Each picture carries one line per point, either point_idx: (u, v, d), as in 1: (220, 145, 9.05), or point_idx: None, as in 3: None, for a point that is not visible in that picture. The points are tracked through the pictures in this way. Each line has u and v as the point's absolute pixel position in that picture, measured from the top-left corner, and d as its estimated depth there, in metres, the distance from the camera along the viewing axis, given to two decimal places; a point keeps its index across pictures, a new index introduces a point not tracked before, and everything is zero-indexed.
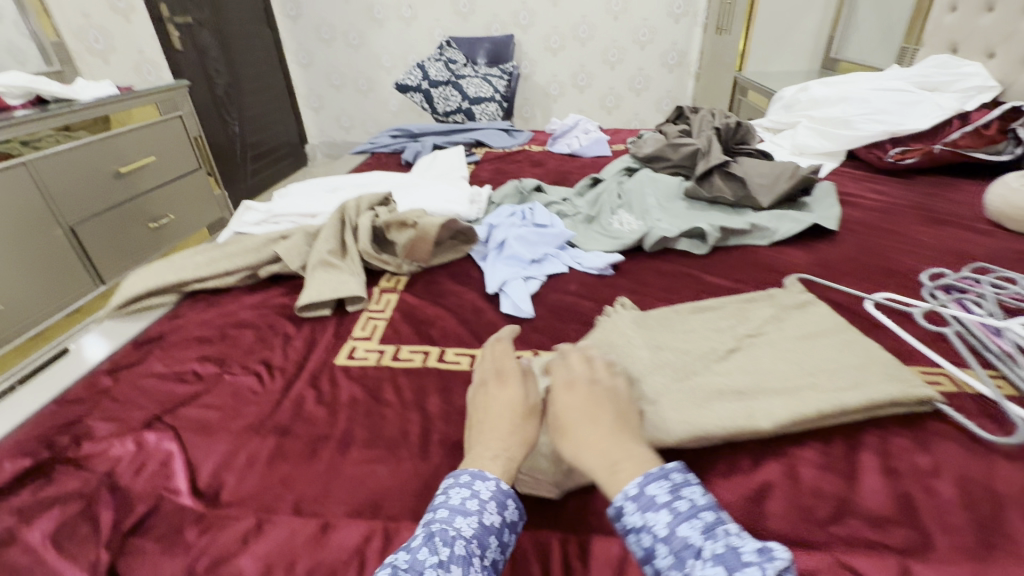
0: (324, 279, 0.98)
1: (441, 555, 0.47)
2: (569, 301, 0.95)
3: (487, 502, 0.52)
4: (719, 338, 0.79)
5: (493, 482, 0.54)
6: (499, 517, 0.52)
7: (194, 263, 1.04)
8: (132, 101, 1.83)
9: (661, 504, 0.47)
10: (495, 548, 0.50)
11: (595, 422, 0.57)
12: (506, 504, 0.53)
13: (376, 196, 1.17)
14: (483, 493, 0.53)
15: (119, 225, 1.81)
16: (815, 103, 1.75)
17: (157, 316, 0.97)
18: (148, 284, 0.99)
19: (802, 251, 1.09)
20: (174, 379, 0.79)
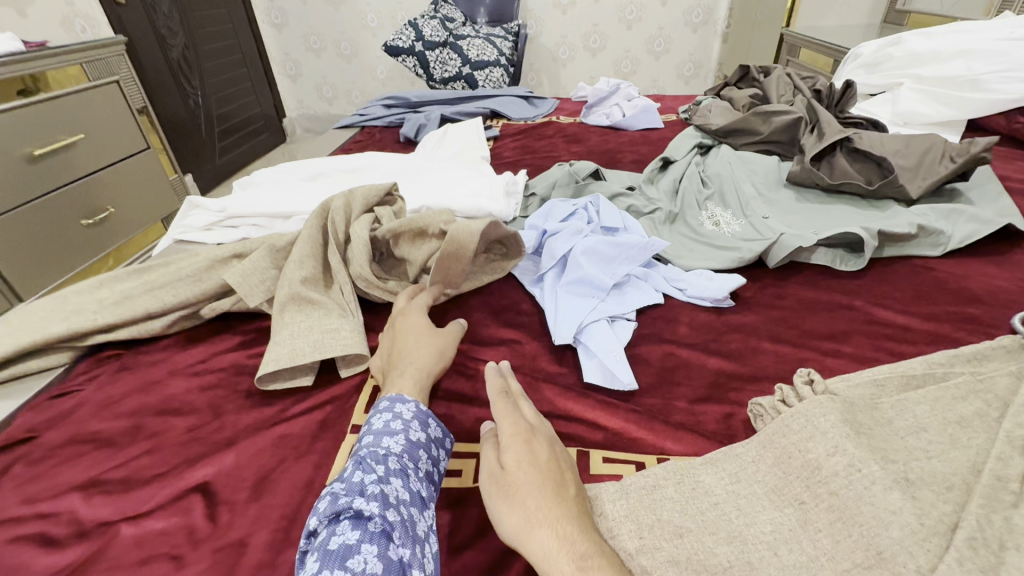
0: (299, 326, 0.62)
1: (379, 472, 0.43)
2: (683, 356, 0.62)
3: (411, 421, 0.49)
4: (981, 445, 0.46)
5: (413, 403, 0.52)
6: (425, 433, 0.49)
7: (96, 301, 0.67)
8: (48, 61, 1.42)
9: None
10: (427, 462, 0.48)
11: (557, 472, 0.44)
12: (427, 421, 0.51)
13: (378, 188, 0.82)
14: (405, 414, 0.50)
15: (40, 223, 1.42)
16: (917, 59, 1.39)
17: (38, 392, 0.62)
18: (21, 338, 0.63)
19: (994, 265, 0.76)
20: (36, 538, 0.45)
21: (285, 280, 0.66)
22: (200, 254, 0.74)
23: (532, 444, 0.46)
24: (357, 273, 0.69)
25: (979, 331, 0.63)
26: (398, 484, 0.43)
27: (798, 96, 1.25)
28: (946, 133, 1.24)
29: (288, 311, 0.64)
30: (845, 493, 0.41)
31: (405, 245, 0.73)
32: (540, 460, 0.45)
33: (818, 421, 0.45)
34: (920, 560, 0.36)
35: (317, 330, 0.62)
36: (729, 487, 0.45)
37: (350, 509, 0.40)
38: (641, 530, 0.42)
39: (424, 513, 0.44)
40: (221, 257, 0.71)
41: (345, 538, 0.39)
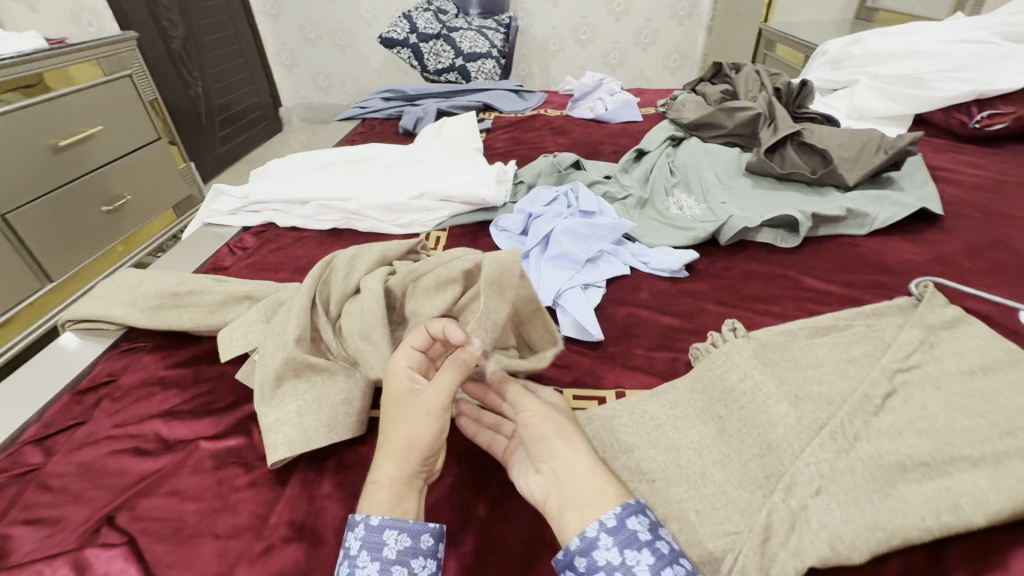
0: (305, 396, 0.57)
1: None
2: (644, 316, 0.76)
3: (358, 556, 0.42)
4: (862, 375, 0.60)
5: (360, 525, 0.43)
6: (375, 565, 0.41)
7: (137, 306, 0.72)
8: (69, 57, 1.51)
9: (642, 542, 0.41)
10: None
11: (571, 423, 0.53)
12: (380, 545, 0.42)
13: (399, 243, 0.72)
14: (351, 548, 0.42)
15: (64, 209, 1.53)
16: (874, 58, 1.52)
17: (106, 348, 0.74)
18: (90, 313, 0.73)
19: (910, 243, 0.90)
20: (130, 451, 0.58)
21: (279, 343, 0.60)
22: (224, 283, 0.76)
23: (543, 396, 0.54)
24: (357, 334, 0.59)
25: (885, 295, 0.77)
26: None
27: (761, 92, 1.38)
28: (894, 127, 1.38)
29: (288, 380, 0.58)
30: (749, 406, 0.54)
31: (422, 303, 0.62)
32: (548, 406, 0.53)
33: (735, 356, 0.59)
34: (795, 446, 0.50)
35: (325, 403, 0.57)
36: (668, 410, 0.58)
37: None
38: (601, 443, 0.56)
39: None
40: (235, 296, 0.72)
41: None
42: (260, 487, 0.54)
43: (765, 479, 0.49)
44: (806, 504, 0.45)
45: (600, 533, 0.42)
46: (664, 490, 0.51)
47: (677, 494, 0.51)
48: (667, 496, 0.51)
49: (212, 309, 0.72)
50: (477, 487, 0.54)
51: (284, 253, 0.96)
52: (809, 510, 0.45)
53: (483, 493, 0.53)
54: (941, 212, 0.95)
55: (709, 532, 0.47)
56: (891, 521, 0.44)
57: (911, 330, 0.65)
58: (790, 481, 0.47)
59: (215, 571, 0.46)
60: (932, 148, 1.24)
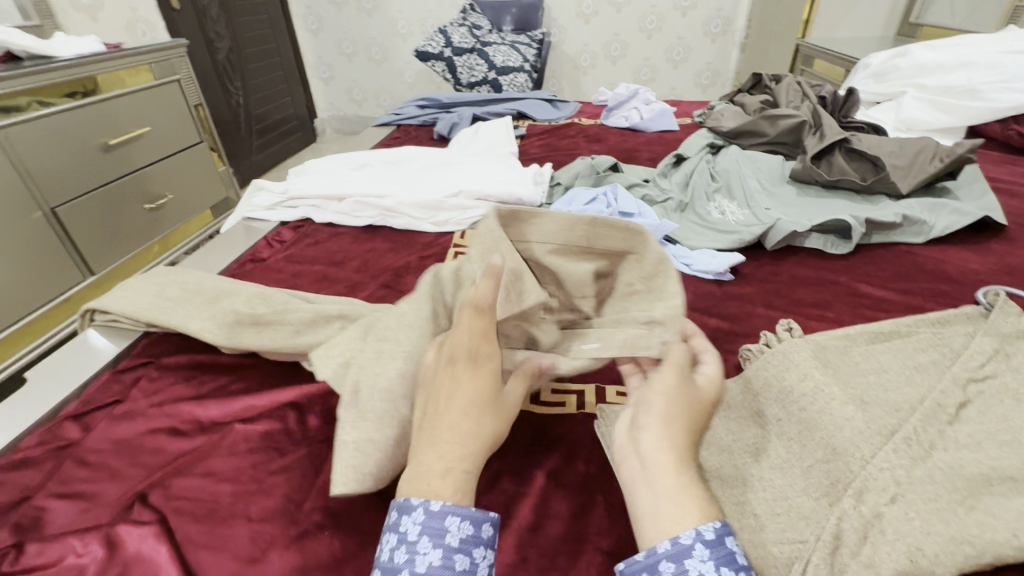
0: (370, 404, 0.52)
1: None
2: (688, 318, 0.73)
3: (417, 543, 0.37)
4: (930, 382, 0.56)
5: (420, 509, 0.38)
6: (437, 555, 0.36)
7: (216, 321, 0.65)
8: (122, 61, 1.58)
9: (741, 565, 0.37)
10: None
11: (695, 419, 0.45)
12: (443, 531, 0.37)
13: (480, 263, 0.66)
14: (409, 534, 0.37)
15: (110, 206, 1.58)
16: (922, 69, 1.48)
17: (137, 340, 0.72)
18: (128, 297, 0.72)
19: (972, 252, 0.85)
20: (167, 431, 0.57)
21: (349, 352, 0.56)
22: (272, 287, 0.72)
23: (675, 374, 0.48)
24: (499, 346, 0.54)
25: (948, 302, 0.73)
26: None
27: (805, 101, 1.35)
28: (946, 139, 1.33)
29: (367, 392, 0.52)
30: (811, 408, 0.51)
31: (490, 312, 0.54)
32: (672, 389, 0.46)
33: (793, 355, 0.56)
34: (864, 451, 0.46)
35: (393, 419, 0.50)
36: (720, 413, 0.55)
37: None
38: None
39: None
40: (284, 297, 0.69)
41: None
42: (294, 472, 0.52)
43: (832, 487, 0.45)
44: (881, 512, 0.42)
45: (696, 542, 0.38)
46: None
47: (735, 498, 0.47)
48: None
49: (260, 305, 0.67)
50: (517, 482, 0.51)
51: (321, 247, 0.97)
52: (886, 519, 0.41)
53: (524, 490, 0.51)
54: (1005, 222, 0.90)
55: (772, 539, 0.44)
56: (980, 535, 0.39)
57: (982, 339, 0.61)
58: (862, 487, 0.43)
59: (248, 555, 0.45)
60: (987, 160, 1.19)
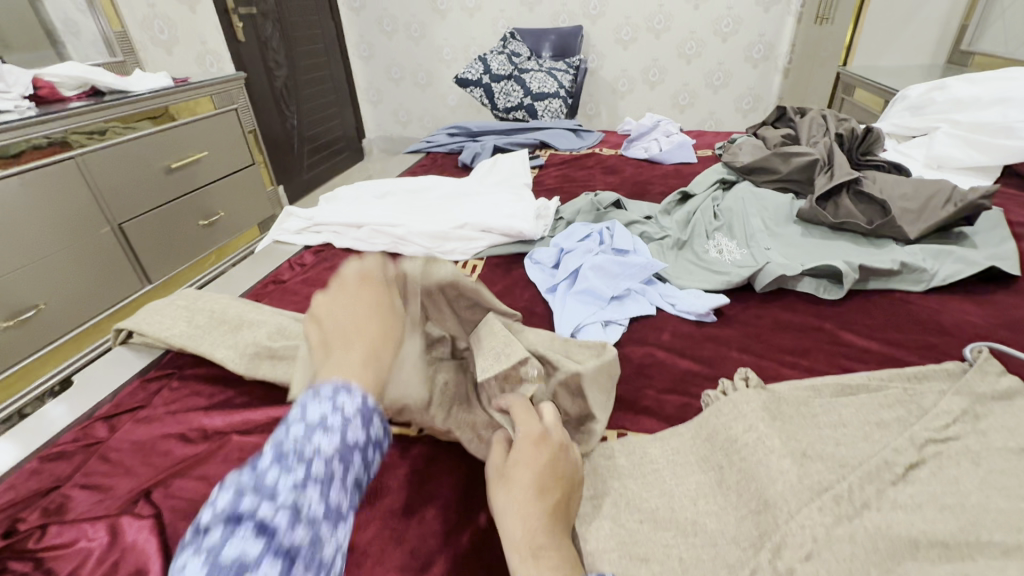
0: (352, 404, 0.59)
1: (298, 476, 0.34)
2: (662, 358, 0.75)
3: (352, 423, 0.39)
4: (887, 440, 0.56)
5: (360, 396, 0.40)
6: (363, 435, 0.39)
7: (237, 352, 0.72)
8: (187, 93, 1.76)
9: None
10: (356, 471, 0.38)
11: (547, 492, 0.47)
12: (370, 418, 0.40)
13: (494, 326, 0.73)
14: (346, 407, 0.39)
15: (169, 222, 1.76)
16: (958, 104, 1.43)
17: (164, 355, 0.82)
18: (161, 313, 0.82)
19: (975, 303, 0.82)
20: (176, 436, 0.66)
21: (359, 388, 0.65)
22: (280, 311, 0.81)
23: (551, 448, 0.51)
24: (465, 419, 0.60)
25: (934, 357, 0.71)
26: (315, 494, 0.34)
27: (823, 137, 1.34)
28: (978, 178, 1.27)
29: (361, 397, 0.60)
30: (751, 458, 0.53)
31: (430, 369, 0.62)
32: (542, 463, 0.49)
33: (743, 405, 0.58)
34: (791, 506, 0.48)
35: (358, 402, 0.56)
36: (669, 457, 0.58)
37: (256, 514, 0.31)
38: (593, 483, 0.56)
39: (337, 530, 0.35)
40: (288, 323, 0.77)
41: (248, 544, 0.30)
42: None
43: (758, 538, 0.47)
44: (794, 567, 0.43)
45: None
46: (652, 536, 0.50)
47: (665, 540, 0.49)
48: (655, 540, 0.50)
49: (268, 328, 0.76)
50: (466, 511, 0.56)
51: (336, 271, 1.05)
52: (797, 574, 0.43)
53: (468, 518, 0.55)
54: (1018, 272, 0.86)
55: None
56: None
57: (952, 398, 0.60)
58: (781, 541, 0.45)
59: None
60: (1019, 203, 1.14)
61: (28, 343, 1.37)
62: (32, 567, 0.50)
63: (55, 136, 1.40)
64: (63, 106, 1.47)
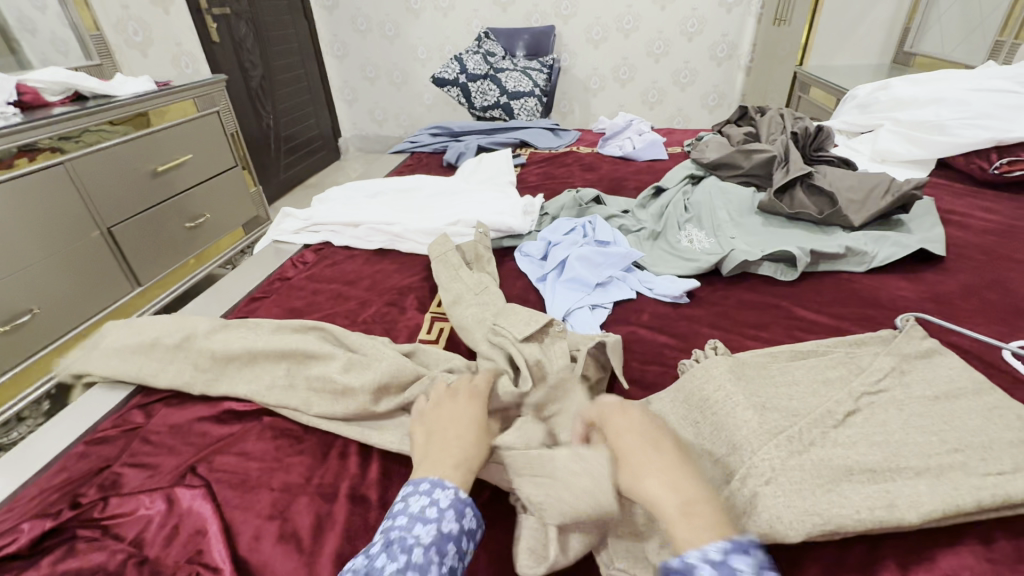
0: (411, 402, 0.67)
1: (401, 561, 0.46)
2: (643, 335, 0.85)
3: (445, 511, 0.51)
4: (831, 394, 0.67)
5: (452, 490, 0.52)
6: (457, 525, 0.50)
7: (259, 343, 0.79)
8: (170, 97, 1.78)
9: None
10: (452, 556, 0.49)
11: (659, 451, 0.54)
12: (463, 514, 0.51)
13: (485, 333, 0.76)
14: (441, 502, 0.51)
15: (156, 225, 1.78)
16: (899, 103, 1.57)
17: None
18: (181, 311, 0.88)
19: (908, 280, 0.95)
20: (209, 419, 0.72)
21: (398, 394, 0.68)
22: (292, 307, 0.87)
23: (639, 418, 0.58)
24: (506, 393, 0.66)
25: (874, 326, 0.83)
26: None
27: (781, 135, 1.46)
28: (915, 171, 1.42)
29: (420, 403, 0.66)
30: (720, 411, 0.63)
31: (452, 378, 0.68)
32: (647, 433, 0.55)
33: (713, 370, 0.68)
34: (753, 446, 0.58)
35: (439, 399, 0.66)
36: (652, 417, 0.68)
37: None
38: None
39: None
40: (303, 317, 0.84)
41: None
42: (307, 454, 0.66)
43: (728, 474, 0.57)
44: (757, 492, 0.53)
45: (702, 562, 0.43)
46: None
47: None
48: None
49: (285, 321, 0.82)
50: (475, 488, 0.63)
51: (337, 268, 1.12)
52: (759, 498, 0.52)
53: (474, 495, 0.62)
54: (942, 253, 1.00)
55: None
56: (828, 510, 0.51)
57: (884, 358, 0.71)
58: (745, 474, 0.55)
59: (270, 514, 0.59)
60: (948, 194, 1.29)
61: (23, 348, 1.39)
62: (101, 533, 0.56)
63: (43, 142, 1.41)
64: (49, 112, 1.47)
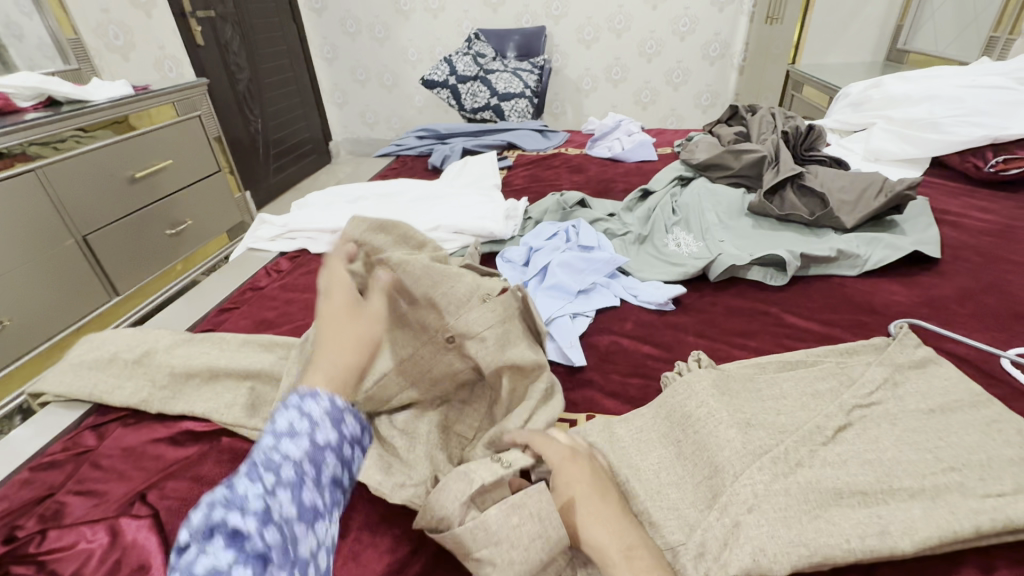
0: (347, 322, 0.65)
1: (267, 483, 0.41)
2: (625, 345, 0.82)
3: (321, 422, 0.48)
4: (821, 408, 0.63)
5: (326, 399, 0.50)
6: (335, 434, 0.49)
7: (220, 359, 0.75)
8: (149, 102, 1.74)
9: None
10: (332, 466, 0.47)
11: (602, 498, 0.53)
12: (341, 421, 0.50)
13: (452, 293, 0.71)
14: (314, 413, 0.48)
15: (135, 232, 1.74)
16: (892, 101, 1.54)
17: None
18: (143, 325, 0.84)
19: (901, 284, 0.91)
20: (164, 441, 0.68)
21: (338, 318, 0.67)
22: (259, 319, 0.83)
23: (584, 459, 0.56)
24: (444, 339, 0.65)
25: (866, 334, 0.80)
26: (287, 497, 0.41)
27: (772, 134, 1.43)
28: (909, 171, 1.39)
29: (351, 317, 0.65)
30: (702, 430, 0.59)
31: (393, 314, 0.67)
32: (590, 476, 0.55)
33: (695, 385, 0.65)
34: (736, 468, 0.54)
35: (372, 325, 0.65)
36: (633, 434, 0.64)
37: (226, 524, 0.37)
38: None
39: (313, 528, 0.43)
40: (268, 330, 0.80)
41: (215, 561, 0.35)
42: None
43: (711, 499, 0.54)
44: (739, 520, 0.49)
45: None
46: None
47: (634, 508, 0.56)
48: None
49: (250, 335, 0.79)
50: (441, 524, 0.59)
51: (313, 277, 1.08)
52: (741, 527, 0.49)
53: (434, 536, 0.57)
54: (937, 256, 0.96)
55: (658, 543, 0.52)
56: (816, 539, 0.47)
57: (876, 368, 0.67)
58: (728, 501, 0.51)
59: None
60: (943, 193, 1.25)
61: None
62: (36, 569, 0.53)
63: (13, 150, 1.36)
64: (20, 118, 1.43)
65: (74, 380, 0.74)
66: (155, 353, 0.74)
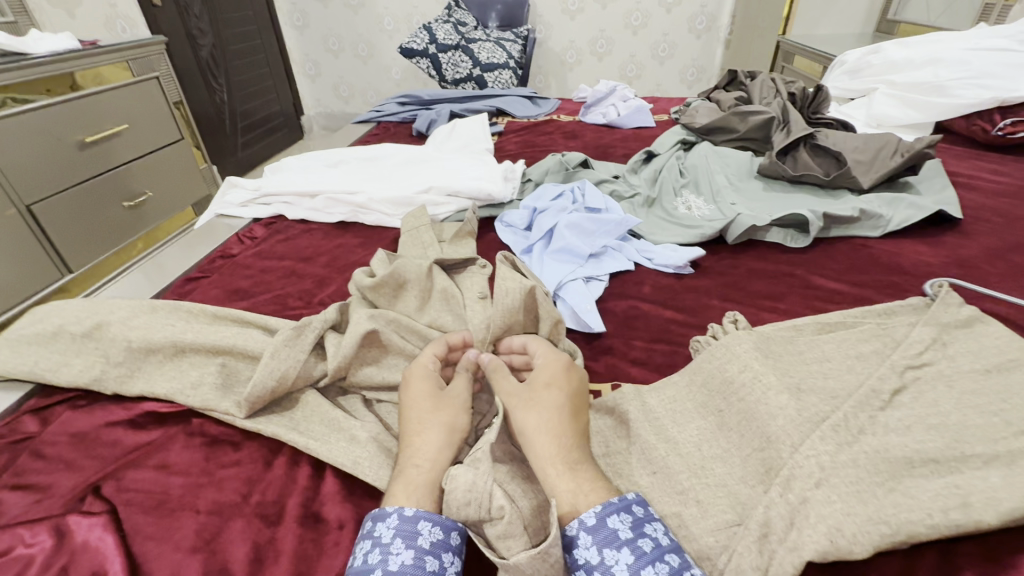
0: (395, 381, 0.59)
1: None
2: (645, 310, 0.75)
3: (391, 544, 0.42)
4: (870, 370, 0.57)
5: (395, 514, 0.44)
6: (410, 552, 0.42)
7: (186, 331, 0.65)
8: (97, 58, 1.57)
9: (622, 541, 0.43)
10: None
11: (572, 415, 0.53)
12: (415, 534, 0.43)
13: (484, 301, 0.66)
14: (384, 537, 0.43)
15: (86, 204, 1.57)
16: (893, 66, 1.49)
17: None
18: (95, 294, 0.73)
19: (927, 245, 0.87)
20: (122, 425, 0.58)
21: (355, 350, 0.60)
22: None
23: (569, 378, 0.56)
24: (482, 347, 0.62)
25: (898, 294, 0.75)
26: None
27: (777, 98, 1.37)
28: (915, 135, 1.35)
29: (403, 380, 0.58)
30: (749, 398, 0.53)
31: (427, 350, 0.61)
32: (568, 391, 0.55)
33: (735, 347, 0.58)
34: (794, 438, 0.48)
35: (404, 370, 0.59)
36: (667, 405, 0.58)
37: None
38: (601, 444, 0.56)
39: None
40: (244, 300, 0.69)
41: None
42: (245, 465, 0.53)
43: (766, 474, 0.48)
44: (807, 496, 0.43)
45: (580, 531, 0.44)
46: (665, 487, 0.50)
47: (679, 486, 0.50)
48: (668, 491, 0.50)
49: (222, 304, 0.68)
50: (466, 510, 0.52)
51: (291, 244, 0.97)
52: (811, 504, 0.43)
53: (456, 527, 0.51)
54: (960, 215, 0.92)
55: (710, 527, 0.46)
56: (896, 515, 0.41)
57: (922, 328, 0.61)
58: (790, 475, 0.45)
59: (192, 546, 0.46)
60: (951, 157, 1.22)
61: None
62: None
63: None
64: None
65: (10, 357, 0.62)
66: (108, 325, 0.63)
